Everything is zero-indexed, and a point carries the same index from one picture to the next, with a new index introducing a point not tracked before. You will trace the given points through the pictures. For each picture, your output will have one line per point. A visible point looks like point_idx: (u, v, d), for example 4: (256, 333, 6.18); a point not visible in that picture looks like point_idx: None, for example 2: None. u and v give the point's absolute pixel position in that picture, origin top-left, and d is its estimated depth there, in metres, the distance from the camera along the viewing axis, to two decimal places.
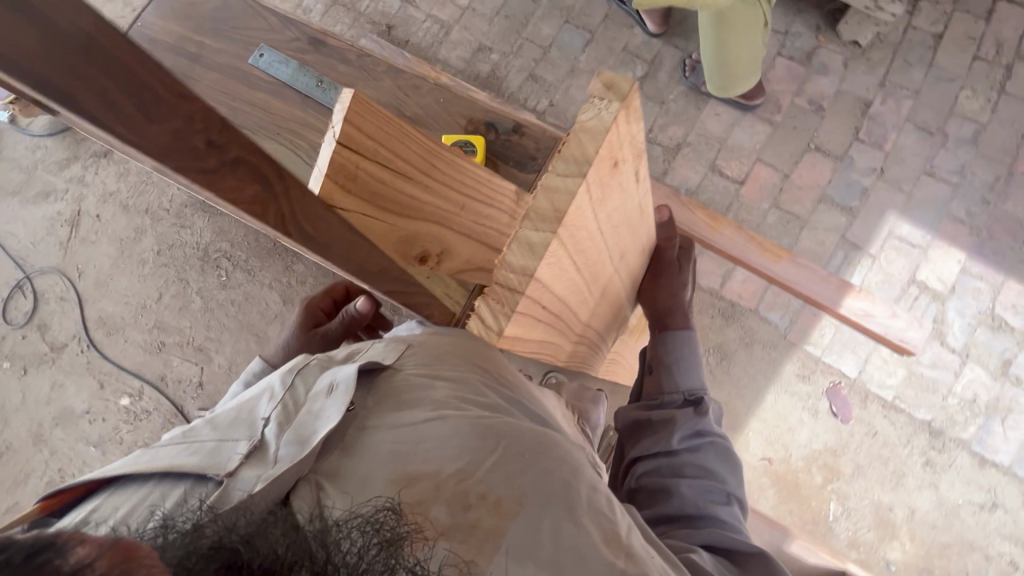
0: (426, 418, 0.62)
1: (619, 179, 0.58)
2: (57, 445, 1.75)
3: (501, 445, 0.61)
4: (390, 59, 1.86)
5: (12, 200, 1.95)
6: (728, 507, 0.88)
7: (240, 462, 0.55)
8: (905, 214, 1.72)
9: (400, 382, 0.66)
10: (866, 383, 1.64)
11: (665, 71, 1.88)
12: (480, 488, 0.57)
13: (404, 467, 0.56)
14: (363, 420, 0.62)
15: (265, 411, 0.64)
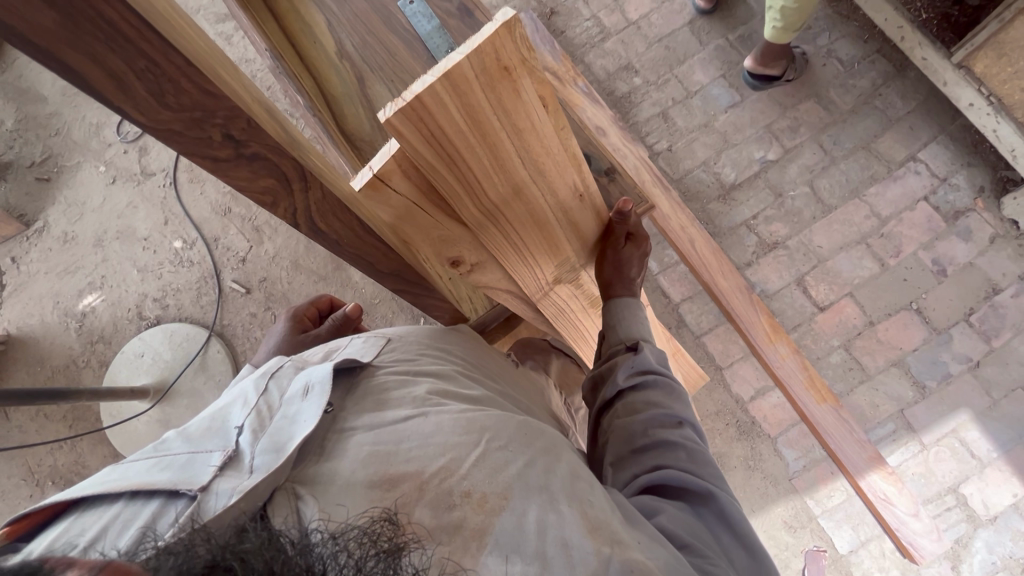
0: (407, 416, 0.60)
1: (530, 112, 0.51)
2: (110, 255, 1.92)
3: (485, 440, 0.59)
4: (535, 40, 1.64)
5: None
6: (678, 433, 0.73)
7: (215, 475, 0.51)
8: (980, 420, 1.55)
9: (377, 383, 0.66)
10: (852, 565, 1.51)
11: (798, 165, 1.77)
12: (464, 486, 0.55)
13: (387, 467, 0.55)
14: (342, 423, 0.60)
15: (238, 419, 0.60)
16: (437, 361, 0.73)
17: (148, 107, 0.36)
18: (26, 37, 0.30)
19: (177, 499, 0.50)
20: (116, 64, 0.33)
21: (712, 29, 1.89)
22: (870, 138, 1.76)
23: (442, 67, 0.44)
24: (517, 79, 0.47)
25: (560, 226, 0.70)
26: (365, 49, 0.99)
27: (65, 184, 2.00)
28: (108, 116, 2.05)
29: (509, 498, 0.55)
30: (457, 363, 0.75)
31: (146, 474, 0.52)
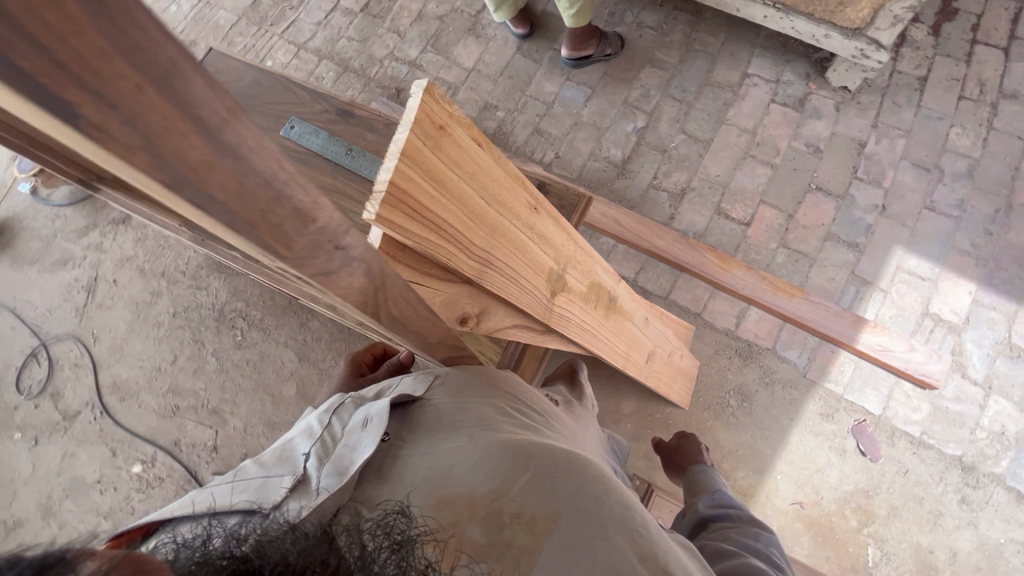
0: (458, 441, 0.69)
1: (470, 157, 0.58)
2: (65, 518, 1.70)
3: (535, 468, 0.68)
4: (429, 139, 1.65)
5: (32, 267, 2.01)
6: (752, 537, 0.95)
7: (286, 495, 0.59)
8: (911, 248, 1.75)
9: (429, 412, 0.73)
10: (892, 420, 1.62)
11: (665, 120, 1.96)
12: (515, 507, 0.64)
13: (440, 490, 0.63)
14: (397, 449, 0.68)
15: (304, 448, 0.69)
16: (482, 385, 0.79)
17: (289, 240, 0.37)
18: (166, 187, 0.29)
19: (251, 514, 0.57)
20: (261, 205, 0.33)
21: (539, 46, 2.09)
22: (706, 75, 2.00)
23: (394, 151, 0.49)
24: (451, 134, 0.55)
25: (543, 251, 0.74)
26: None
27: None
28: (2, 379, 1.88)
29: (557, 520, 0.64)
30: (494, 377, 0.82)
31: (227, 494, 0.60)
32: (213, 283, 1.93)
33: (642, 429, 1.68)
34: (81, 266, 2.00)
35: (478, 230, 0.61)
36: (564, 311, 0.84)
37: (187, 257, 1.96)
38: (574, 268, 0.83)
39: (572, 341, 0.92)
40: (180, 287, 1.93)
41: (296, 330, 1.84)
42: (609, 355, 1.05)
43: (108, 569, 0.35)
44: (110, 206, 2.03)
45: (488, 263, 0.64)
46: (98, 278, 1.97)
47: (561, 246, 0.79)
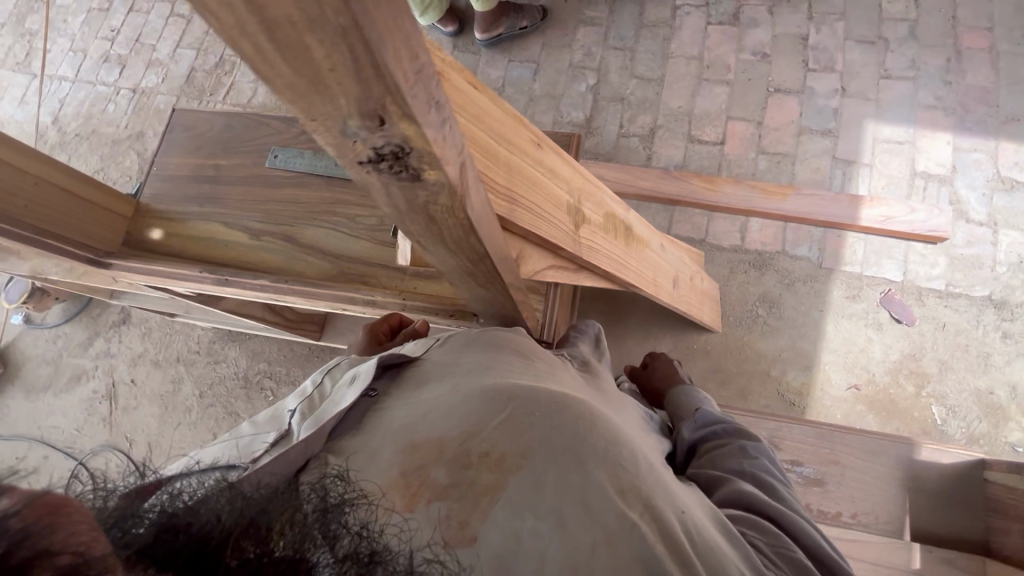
0: (438, 389, 0.67)
1: (472, 99, 0.59)
2: None
3: (513, 405, 0.62)
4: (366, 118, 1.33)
5: (47, 392, 1.99)
6: (747, 458, 0.81)
7: (265, 449, 0.62)
8: (881, 118, 1.80)
9: (421, 367, 0.74)
10: (915, 282, 1.66)
11: (614, 71, 2.00)
12: (484, 446, 0.59)
13: (410, 436, 0.60)
14: (380, 401, 0.68)
15: (291, 403, 0.74)
16: (472, 343, 0.77)
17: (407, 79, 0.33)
18: None
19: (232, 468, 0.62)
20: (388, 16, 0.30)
21: (474, 38, 2.13)
22: (640, 17, 2.05)
23: None
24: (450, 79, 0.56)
25: (556, 185, 0.76)
26: (271, 216, 1.06)
27: None
28: None
29: (530, 459, 0.58)
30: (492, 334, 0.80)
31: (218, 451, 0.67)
32: (230, 353, 1.92)
33: (685, 363, 1.70)
34: (96, 376, 1.98)
35: (497, 169, 0.63)
36: (589, 243, 0.86)
37: (197, 336, 1.96)
38: (586, 199, 0.85)
39: (604, 275, 0.95)
40: (198, 366, 1.93)
41: (324, 373, 1.84)
42: (640, 283, 1.07)
43: (21, 509, 0.35)
44: (107, 310, 2.03)
45: (513, 201, 0.66)
46: (116, 382, 1.96)
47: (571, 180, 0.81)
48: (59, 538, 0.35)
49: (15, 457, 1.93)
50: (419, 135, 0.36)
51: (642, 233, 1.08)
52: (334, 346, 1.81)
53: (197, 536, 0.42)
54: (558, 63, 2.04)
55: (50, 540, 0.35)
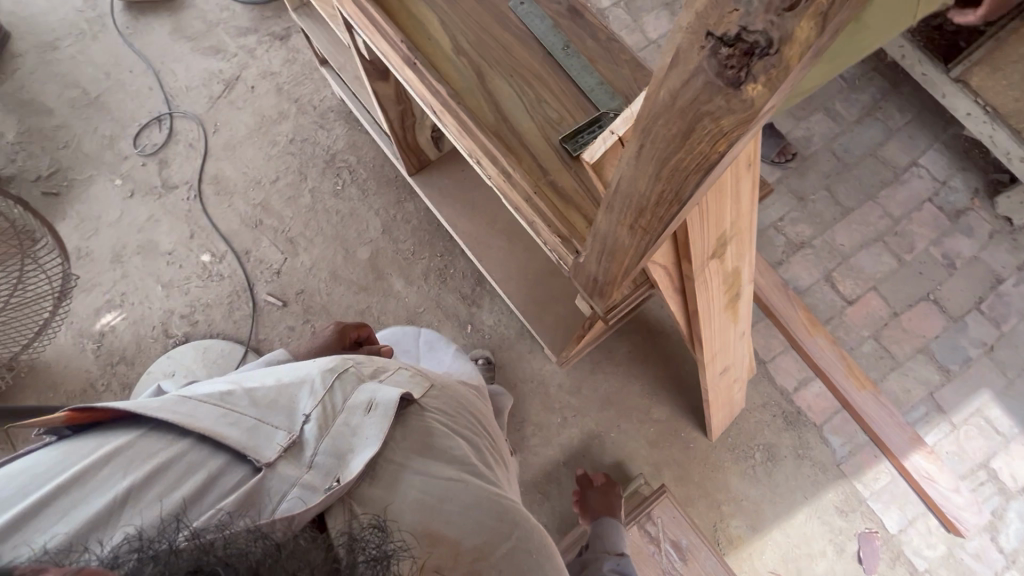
0: (453, 478, 0.75)
1: None
2: (131, 270, 1.81)
3: (515, 538, 0.74)
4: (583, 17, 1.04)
5: (187, 43, 2.09)
6: None
7: (279, 455, 0.68)
8: (1000, 398, 1.68)
9: (421, 423, 0.80)
10: (903, 544, 1.59)
11: (816, 171, 1.91)
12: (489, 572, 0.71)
13: (430, 526, 0.70)
14: (389, 454, 0.74)
15: (305, 407, 0.75)
16: (463, 420, 0.87)
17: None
18: None
19: (244, 462, 0.67)
20: None
21: None
22: (877, 146, 1.92)
23: None
24: None
25: (728, 209, 0.73)
26: (481, 46, 0.98)
27: (77, 198, 1.89)
28: (123, 128, 1.97)
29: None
30: (468, 413, 0.91)
31: (214, 421, 0.69)
32: (336, 128, 1.98)
33: (662, 439, 1.68)
34: (229, 61, 2.07)
35: None
36: (704, 279, 0.83)
37: (324, 96, 2.02)
38: (734, 244, 0.82)
39: (690, 311, 0.93)
40: (306, 118, 1.99)
41: (390, 204, 1.89)
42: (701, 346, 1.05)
43: None
44: (276, 21, 2.11)
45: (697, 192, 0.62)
46: (240, 78, 2.04)
47: (739, 220, 0.78)
48: None
49: (128, 70, 2.05)
50: (806, 44, 0.28)
51: (744, 308, 1.05)
52: (415, 192, 1.85)
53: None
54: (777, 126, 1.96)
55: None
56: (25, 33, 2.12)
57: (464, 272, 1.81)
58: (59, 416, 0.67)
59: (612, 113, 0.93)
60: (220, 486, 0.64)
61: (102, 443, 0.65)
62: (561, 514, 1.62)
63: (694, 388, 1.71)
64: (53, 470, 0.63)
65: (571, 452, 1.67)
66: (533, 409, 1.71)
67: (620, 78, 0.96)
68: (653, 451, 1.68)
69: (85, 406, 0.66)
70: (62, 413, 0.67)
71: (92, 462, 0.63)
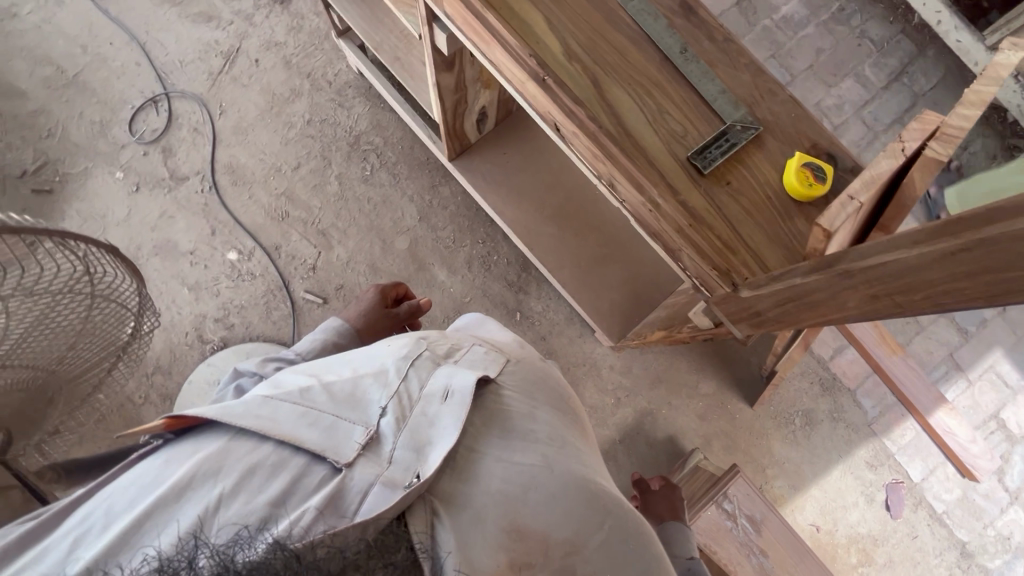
0: (537, 463, 0.70)
1: None
2: (150, 273, 1.68)
3: (608, 522, 0.70)
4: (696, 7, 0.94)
5: (172, 9, 1.85)
6: None
7: (358, 455, 0.62)
8: (1010, 355, 1.83)
9: (501, 406, 0.75)
10: (924, 491, 1.76)
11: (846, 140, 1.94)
12: (585, 568, 0.67)
13: (516, 519, 0.64)
14: (470, 442, 0.69)
15: (380, 397, 0.70)
16: (545, 397, 0.82)
17: None
18: None
19: (323, 462, 0.61)
20: None
21: (757, 10, 2.01)
22: (903, 112, 1.96)
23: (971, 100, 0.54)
24: None
25: None
26: (595, 51, 0.91)
27: (75, 195, 1.71)
28: (113, 112, 1.77)
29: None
30: (553, 389, 0.86)
31: (294, 423, 0.63)
32: (356, 106, 1.83)
33: (710, 412, 1.76)
34: (225, 30, 1.85)
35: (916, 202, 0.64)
36: None
37: (338, 68, 1.85)
38: None
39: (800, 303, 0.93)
40: (322, 96, 1.83)
41: (424, 189, 1.80)
42: None
43: None
44: None
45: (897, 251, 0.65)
46: (241, 50, 1.84)
47: None
48: None
49: (107, 43, 1.81)
50: None
51: None
52: (451, 175, 1.77)
53: None
54: (808, 94, 1.97)
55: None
56: None
57: (509, 258, 1.78)
58: (159, 423, 0.64)
59: (739, 124, 0.89)
60: (306, 488, 0.59)
61: (193, 450, 0.61)
62: (620, 489, 1.70)
63: (738, 361, 1.78)
64: (148, 486, 0.58)
65: (625, 429, 1.73)
66: (587, 392, 1.75)
67: (741, 83, 0.91)
68: (701, 425, 1.76)
69: (178, 414, 0.63)
70: (162, 420, 0.64)
71: (182, 472, 0.58)
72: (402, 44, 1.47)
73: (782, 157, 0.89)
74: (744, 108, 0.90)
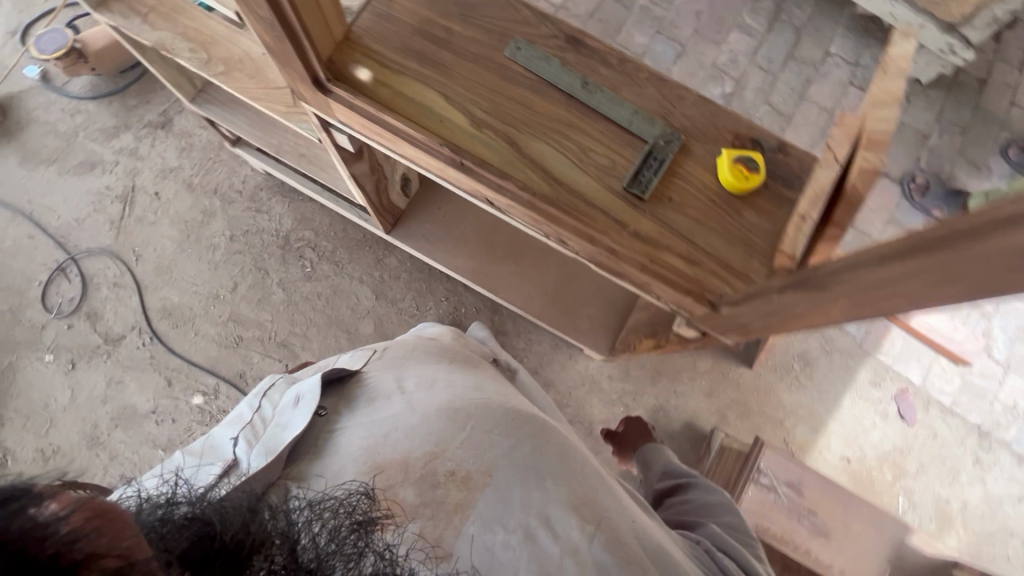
0: (396, 408, 0.77)
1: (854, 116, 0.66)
2: (117, 448, 1.56)
3: (472, 420, 0.75)
4: (586, 38, 0.93)
5: (49, 168, 1.73)
6: (700, 493, 1.01)
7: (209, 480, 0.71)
8: None
9: (362, 383, 0.86)
10: (929, 390, 1.82)
11: (751, 89, 2.00)
12: (449, 466, 0.70)
13: (375, 455, 0.70)
14: (332, 421, 0.79)
15: (234, 433, 0.84)
16: (417, 360, 0.93)
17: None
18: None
19: None
20: None
21: None
22: (792, 47, 2.04)
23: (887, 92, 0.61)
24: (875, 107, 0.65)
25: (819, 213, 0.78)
26: (501, 111, 0.89)
27: (9, 395, 1.57)
28: (21, 295, 1.63)
29: (492, 475, 0.71)
30: (433, 351, 0.97)
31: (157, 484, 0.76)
32: (276, 207, 1.76)
33: (716, 386, 1.78)
34: (113, 172, 1.74)
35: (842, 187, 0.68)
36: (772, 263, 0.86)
37: (243, 175, 1.77)
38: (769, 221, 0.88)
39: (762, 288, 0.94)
40: (237, 207, 1.75)
41: (371, 266, 1.74)
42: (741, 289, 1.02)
43: (70, 513, 0.37)
44: (146, 107, 1.78)
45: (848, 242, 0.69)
46: (137, 188, 1.73)
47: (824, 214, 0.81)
48: (103, 541, 0.38)
49: None
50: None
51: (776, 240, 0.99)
52: (393, 245, 1.72)
53: (232, 541, 0.46)
54: (702, 56, 2.02)
55: (95, 544, 0.38)
56: None
57: (477, 306, 1.74)
58: None
59: (661, 140, 0.89)
60: None
61: None
62: None
63: None
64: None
65: None
66: (595, 409, 1.73)
67: (648, 97, 0.91)
68: (711, 401, 1.77)
69: None
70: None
71: None
72: (304, 140, 1.42)
73: (711, 156, 0.90)
74: (662, 122, 0.90)
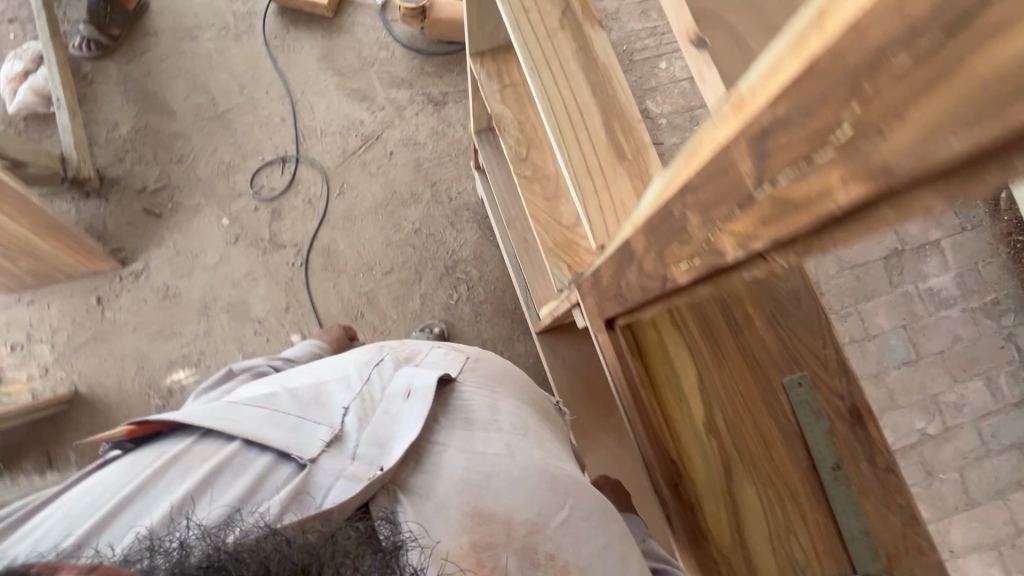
0: (498, 451, 0.70)
1: None
2: (215, 328, 1.67)
3: (572, 506, 0.68)
4: (870, 423, 0.83)
5: (333, 77, 1.87)
6: None
7: (322, 450, 0.66)
8: None
9: (460, 398, 0.78)
10: None
11: (952, 446, 1.76)
12: (551, 549, 0.63)
13: (477, 501, 0.64)
14: (434, 434, 0.72)
15: (343, 402, 0.75)
16: (508, 391, 0.85)
17: None
18: None
19: (288, 460, 0.66)
20: None
21: (905, 272, 1.86)
22: None
23: None
24: None
25: None
26: (741, 431, 0.81)
27: (179, 227, 1.73)
28: (244, 159, 1.79)
29: None
30: (532, 392, 0.91)
31: (262, 424, 0.69)
32: (467, 232, 1.79)
33: None
34: (374, 113, 1.85)
35: None
36: None
37: (463, 189, 1.82)
38: None
39: None
40: (439, 209, 1.80)
41: (501, 338, 1.73)
42: None
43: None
44: (435, 81, 1.88)
45: None
46: (380, 139, 1.83)
47: None
48: None
49: (264, 90, 1.84)
50: None
51: None
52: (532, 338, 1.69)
53: None
54: (930, 380, 1.80)
55: None
56: (165, 10, 1.89)
57: None
58: (123, 429, 0.71)
59: None
60: (269, 483, 0.63)
61: (158, 455, 0.67)
62: None
63: None
64: (115, 485, 0.63)
65: None
66: None
67: (888, 527, 0.79)
68: None
69: (144, 419, 0.70)
70: (128, 426, 0.71)
71: (155, 470, 0.64)
72: None
73: None
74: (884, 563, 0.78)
